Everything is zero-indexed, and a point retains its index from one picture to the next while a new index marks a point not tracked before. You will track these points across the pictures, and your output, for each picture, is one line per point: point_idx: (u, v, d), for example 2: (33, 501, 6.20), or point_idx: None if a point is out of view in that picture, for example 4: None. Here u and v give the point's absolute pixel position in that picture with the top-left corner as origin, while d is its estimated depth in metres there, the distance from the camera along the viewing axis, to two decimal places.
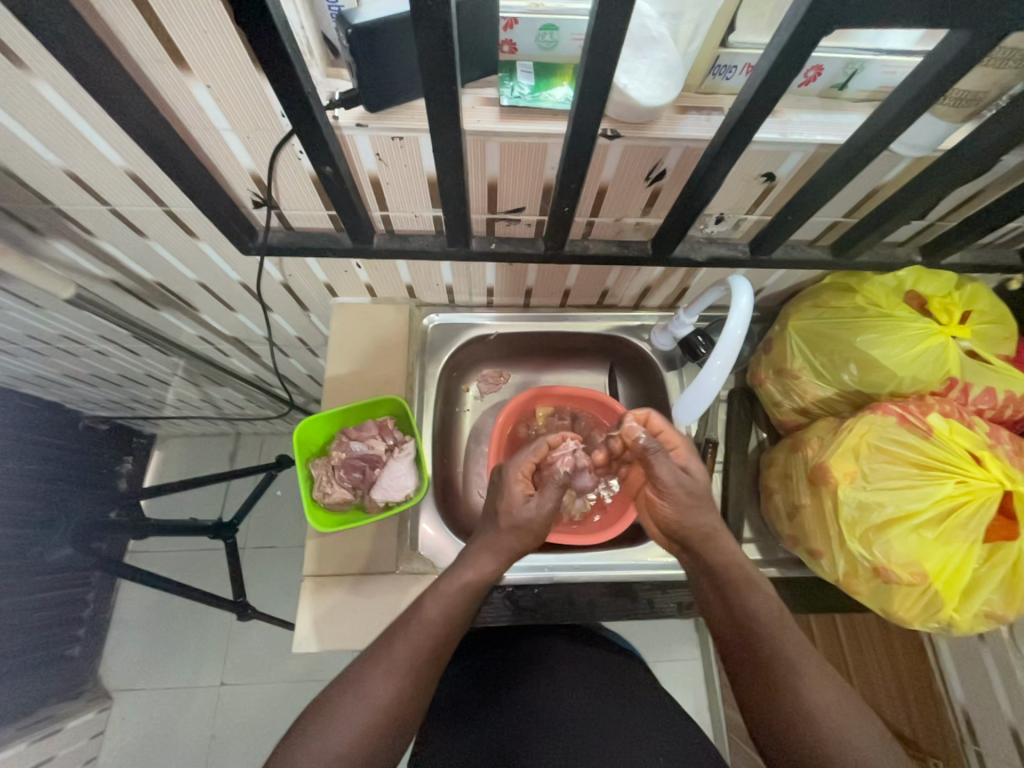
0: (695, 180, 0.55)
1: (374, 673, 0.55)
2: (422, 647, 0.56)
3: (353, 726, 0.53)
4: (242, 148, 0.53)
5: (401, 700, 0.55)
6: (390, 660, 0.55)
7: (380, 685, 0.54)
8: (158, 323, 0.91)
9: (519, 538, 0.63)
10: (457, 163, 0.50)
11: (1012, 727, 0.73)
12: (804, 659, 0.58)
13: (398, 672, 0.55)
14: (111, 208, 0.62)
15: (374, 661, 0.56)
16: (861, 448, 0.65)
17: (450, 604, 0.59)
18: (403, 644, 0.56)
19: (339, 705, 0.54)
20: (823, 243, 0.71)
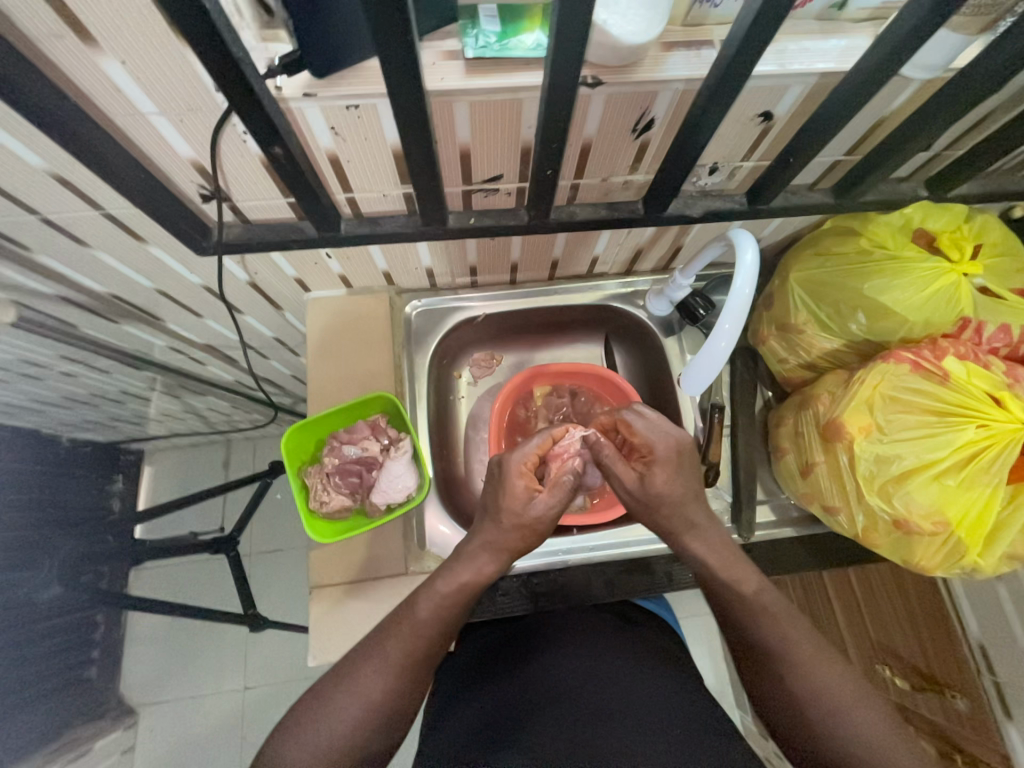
0: (688, 127, 0.50)
1: (367, 669, 0.53)
2: (417, 645, 0.54)
3: (344, 720, 0.51)
4: (177, 134, 0.47)
5: (395, 697, 0.53)
6: (384, 656, 0.53)
7: (373, 682, 0.52)
8: (122, 337, 0.85)
9: (522, 537, 0.59)
10: (424, 129, 0.45)
11: None
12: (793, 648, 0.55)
13: (393, 670, 0.53)
14: (43, 218, 0.55)
15: (368, 655, 0.54)
16: (875, 400, 0.62)
17: (442, 603, 0.56)
18: (397, 643, 0.54)
19: (332, 696, 0.52)
20: (823, 187, 0.67)
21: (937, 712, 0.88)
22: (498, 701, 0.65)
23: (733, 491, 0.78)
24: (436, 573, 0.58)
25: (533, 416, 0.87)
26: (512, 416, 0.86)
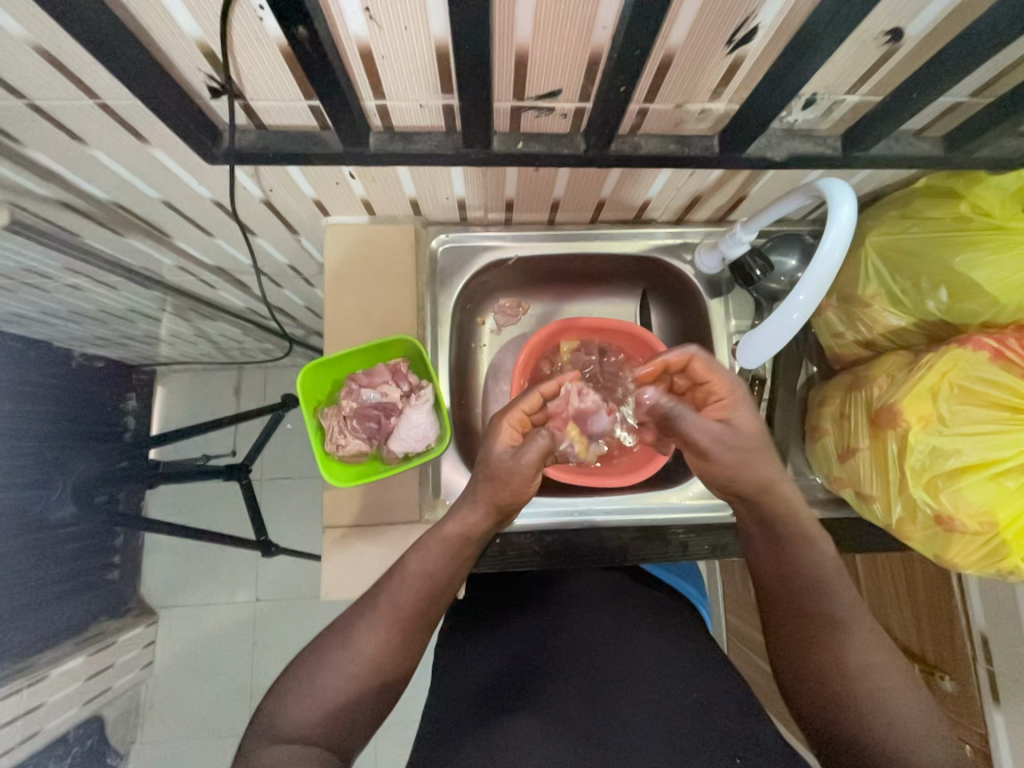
0: (802, 43, 0.41)
1: (361, 625, 0.54)
2: (409, 600, 0.55)
3: (339, 675, 0.52)
4: (181, 4, 0.38)
5: (388, 651, 0.54)
6: (377, 611, 0.54)
7: (366, 636, 0.53)
8: (128, 252, 0.79)
9: (497, 489, 0.58)
10: (481, 17, 0.36)
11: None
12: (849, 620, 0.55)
13: (385, 623, 0.54)
14: (31, 104, 0.48)
15: (362, 612, 0.55)
16: (941, 388, 0.57)
17: (431, 556, 0.56)
18: (387, 598, 0.55)
19: (328, 653, 0.53)
20: (932, 135, 0.57)
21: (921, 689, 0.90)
22: (510, 657, 0.68)
23: None
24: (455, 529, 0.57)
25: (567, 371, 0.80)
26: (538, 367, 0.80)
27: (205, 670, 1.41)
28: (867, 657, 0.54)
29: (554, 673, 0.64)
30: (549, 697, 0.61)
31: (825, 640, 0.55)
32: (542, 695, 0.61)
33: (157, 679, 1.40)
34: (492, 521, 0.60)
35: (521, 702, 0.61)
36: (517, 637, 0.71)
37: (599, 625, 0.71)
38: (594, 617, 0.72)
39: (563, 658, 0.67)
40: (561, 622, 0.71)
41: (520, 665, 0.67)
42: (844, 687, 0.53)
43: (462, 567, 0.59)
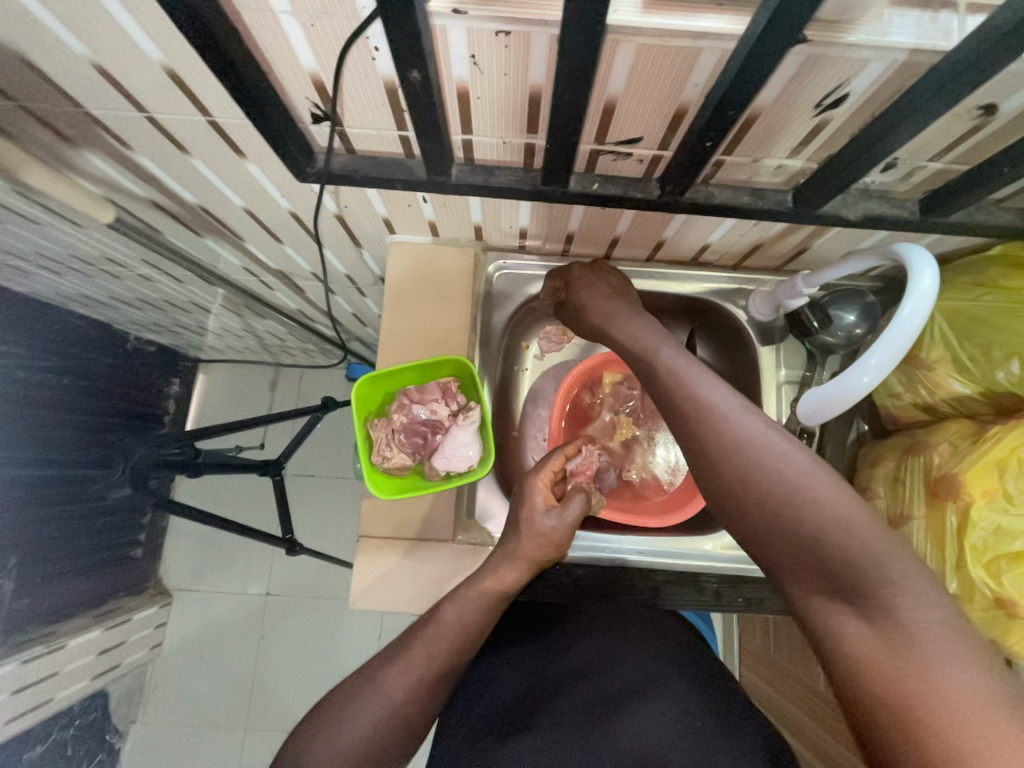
0: (895, 114, 0.41)
1: (391, 670, 0.53)
2: (443, 650, 0.54)
3: (366, 722, 0.50)
4: (305, 41, 0.41)
5: (417, 702, 0.52)
6: (410, 658, 0.53)
7: (396, 683, 0.52)
8: (201, 251, 0.83)
9: (540, 548, 0.59)
10: (586, 72, 0.38)
11: None
12: (725, 423, 0.51)
13: (416, 670, 0.53)
14: (149, 117, 0.52)
15: (394, 657, 0.54)
16: (1009, 464, 0.55)
17: (467, 609, 0.56)
18: (421, 646, 0.54)
19: (355, 696, 0.52)
20: (1012, 206, 0.56)
21: None
22: (520, 679, 0.67)
23: None
24: (484, 573, 0.58)
25: (604, 413, 0.82)
26: (582, 400, 0.82)
27: (209, 658, 1.42)
28: (789, 475, 0.47)
29: (562, 701, 0.63)
30: (553, 724, 0.60)
31: (706, 451, 0.51)
32: (549, 722, 0.60)
33: (164, 661, 1.41)
34: (531, 577, 0.60)
35: (526, 729, 0.60)
36: (527, 659, 0.69)
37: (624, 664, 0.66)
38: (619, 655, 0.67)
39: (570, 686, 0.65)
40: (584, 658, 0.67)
41: (528, 688, 0.65)
42: (772, 515, 0.48)
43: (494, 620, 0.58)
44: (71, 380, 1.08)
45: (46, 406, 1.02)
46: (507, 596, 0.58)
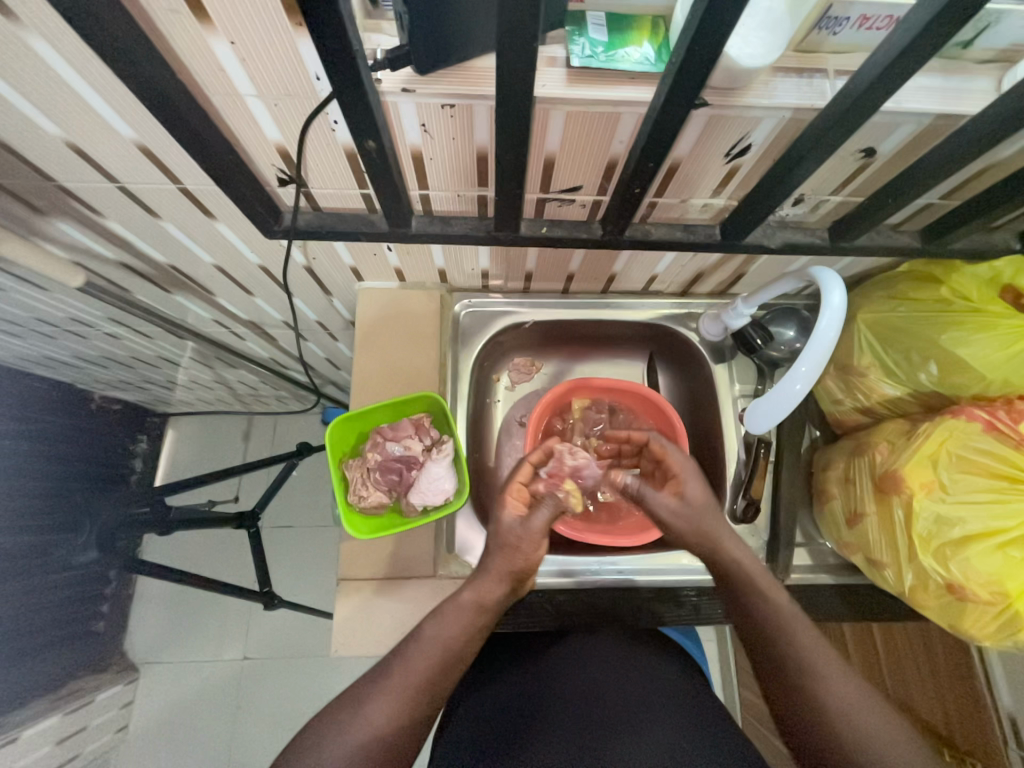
0: (791, 159, 0.48)
1: (372, 694, 0.52)
2: (422, 667, 0.54)
3: (344, 745, 0.49)
4: (269, 118, 0.46)
5: (396, 729, 0.51)
6: (389, 680, 0.53)
7: (376, 706, 0.51)
8: (170, 306, 0.85)
9: (509, 559, 0.59)
10: (524, 137, 0.44)
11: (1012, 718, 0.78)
12: (820, 660, 0.54)
13: (395, 691, 0.52)
14: (120, 186, 0.55)
15: (374, 680, 0.53)
16: (940, 457, 0.60)
17: (447, 626, 0.56)
18: (402, 667, 0.54)
19: (336, 718, 0.51)
20: (909, 228, 0.64)
21: None
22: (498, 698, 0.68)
23: (771, 532, 0.75)
24: (464, 586, 0.59)
25: (577, 437, 0.84)
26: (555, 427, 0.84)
27: (180, 737, 1.32)
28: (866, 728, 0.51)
29: (549, 718, 0.64)
30: (540, 749, 0.61)
31: (800, 687, 0.54)
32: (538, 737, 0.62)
33: (131, 744, 1.31)
34: (512, 591, 0.60)
35: (515, 749, 0.61)
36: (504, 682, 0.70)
37: (595, 673, 0.69)
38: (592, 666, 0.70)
39: (557, 707, 0.66)
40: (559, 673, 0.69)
41: (516, 706, 0.66)
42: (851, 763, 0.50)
43: (477, 641, 0.57)
44: (31, 446, 1.04)
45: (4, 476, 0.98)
46: (490, 617, 0.58)
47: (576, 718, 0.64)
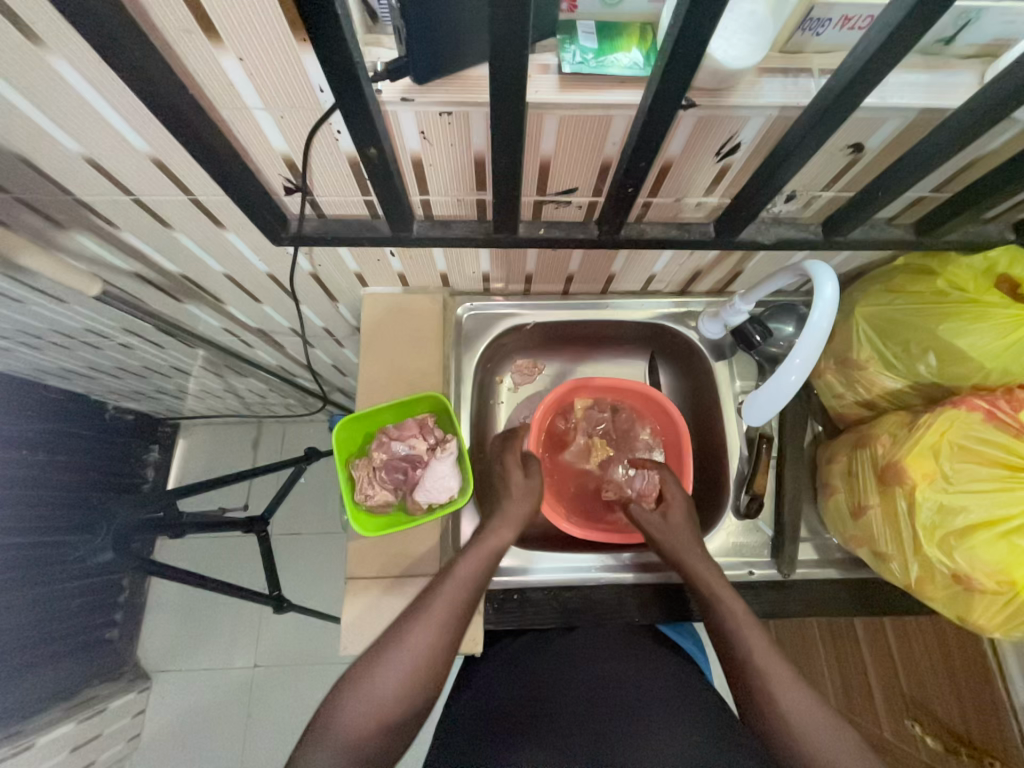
0: (779, 155, 0.49)
1: (413, 627, 0.56)
2: (457, 600, 0.58)
3: (392, 676, 0.53)
4: (275, 129, 0.48)
5: (438, 655, 0.55)
6: (429, 614, 0.57)
7: (420, 637, 0.55)
8: (182, 315, 0.87)
9: (519, 506, 0.69)
10: (518, 141, 0.45)
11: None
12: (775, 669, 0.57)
13: (435, 623, 0.56)
14: (135, 198, 0.58)
15: (413, 615, 0.57)
16: (942, 447, 0.60)
17: (475, 565, 0.61)
18: (441, 600, 0.58)
19: (382, 653, 0.55)
20: (902, 222, 0.65)
21: None
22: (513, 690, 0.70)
23: (775, 527, 0.75)
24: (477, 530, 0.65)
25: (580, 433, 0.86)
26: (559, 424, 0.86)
27: (192, 745, 1.32)
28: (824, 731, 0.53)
29: (558, 705, 0.67)
30: (558, 732, 0.63)
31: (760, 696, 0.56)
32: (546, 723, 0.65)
33: (143, 752, 1.31)
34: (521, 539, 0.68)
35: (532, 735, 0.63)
36: (519, 674, 0.72)
37: (610, 668, 0.71)
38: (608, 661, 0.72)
39: (566, 692, 0.68)
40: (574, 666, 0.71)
41: (528, 694, 0.69)
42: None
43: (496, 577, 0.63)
44: (48, 455, 1.07)
45: (22, 484, 1.00)
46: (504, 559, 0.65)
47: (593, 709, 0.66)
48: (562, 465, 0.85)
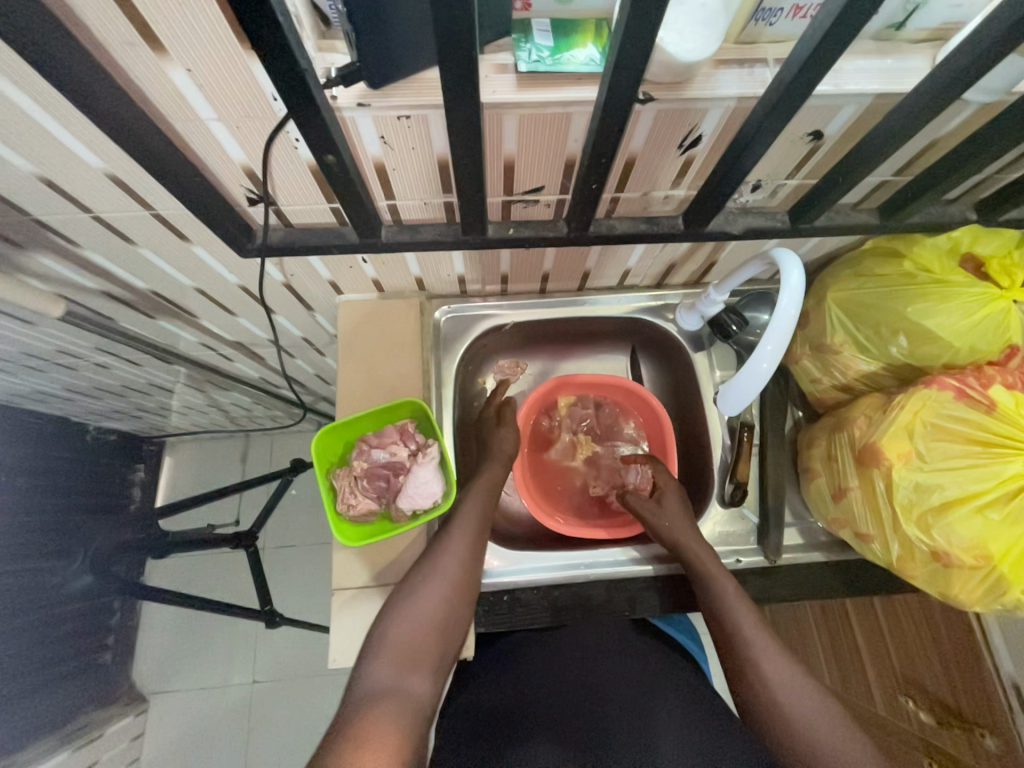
0: (739, 145, 0.49)
1: (442, 551, 0.64)
2: (475, 528, 0.67)
3: (431, 593, 0.60)
4: (232, 139, 0.47)
5: (467, 570, 0.63)
6: (456, 534, 0.66)
7: (451, 556, 0.63)
8: (156, 331, 0.86)
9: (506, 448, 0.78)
10: (477, 143, 0.45)
11: (1014, 681, 0.80)
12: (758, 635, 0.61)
13: (462, 542, 0.65)
14: (95, 215, 0.56)
15: (439, 543, 0.65)
16: (915, 427, 0.60)
17: (484, 500, 0.71)
18: (460, 522, 0.67)
19: (421, 577, 0.62)
20: (867, 206, 0.66)
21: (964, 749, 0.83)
22: (510, 691, 0.70)
23: (760, 514, 0.76)
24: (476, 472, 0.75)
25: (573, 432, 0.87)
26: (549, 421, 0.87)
27: (192, 766, 1.31)
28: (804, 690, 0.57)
29: (560, 707, 0.66)
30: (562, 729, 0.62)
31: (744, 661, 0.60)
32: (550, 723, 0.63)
33: None
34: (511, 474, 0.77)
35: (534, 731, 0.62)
36: (517, 676, 0.72)
37: (610, 664, 0.72)
38: (606, 657, 0.73)
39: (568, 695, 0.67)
40: (575, 667, 0.71)
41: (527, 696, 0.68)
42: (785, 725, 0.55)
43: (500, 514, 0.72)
44: (27, 481, 1.05)
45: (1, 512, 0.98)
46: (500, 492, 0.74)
47: (595, 705, 0.66)
48: (549, 465, 0.86)
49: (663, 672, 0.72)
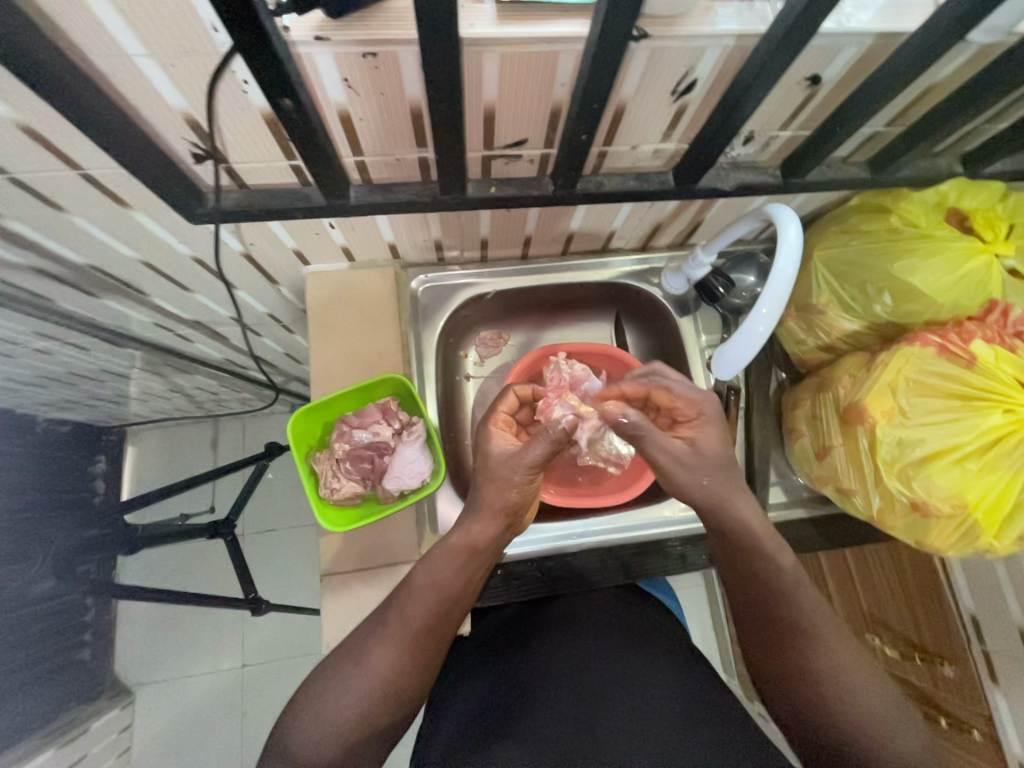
0: (735, 89, 0.46)
1: (373, 647, 0.56)
2: (417, 617, 0.57)
3: (351, 693, 0.54)
4: (168, 82, 0.41)
5: (398, 670, 0.56)
6: (387, 629, 0.56)
7: (378, 654, 0.56)
8: (101, 312, 0.78)
9: (499, 489, 0.59)
10: (457, 85, 0.40)
11: (972, 614, 0.83)
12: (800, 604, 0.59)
13: (395, 640, 0.56)
14: (10, 177, 0.48)
15: (371, 632, 0.57)
16: (898, 384, 0.61)
17: (438, 569, 0.58)
18: (397, 614, 0.57)
19: (342, 672, 0.56)
20: (857, 160, 0.65)
21: (924, 678, 0.92)
22: (493, 676, 0.69)
23: (746, 473, 0.77)
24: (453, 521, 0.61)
25: (564, 380, 0.71)
26: (531, 393, 0.70)
27: (186, 751, 1.30)
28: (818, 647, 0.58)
29: (534, 698, 0.65)
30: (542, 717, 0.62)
31: (779, 621, 0.59)
32: (528, 717, 0.62)
33: None
34: (508, 527, 0.61)
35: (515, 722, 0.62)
36: (498, 659, 0.71)
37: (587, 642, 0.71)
38: (584, 634, 0.72)
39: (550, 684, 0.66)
40: (549, 646, 0.71)
41: (508, 678, 0.68)
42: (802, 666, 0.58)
43: (472, 578, 0.60)
44: None
45: None
46: (479, 556, 0.60)
47: (570, 685, 0.66)
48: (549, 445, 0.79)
49: (638, 641, 0.73)
